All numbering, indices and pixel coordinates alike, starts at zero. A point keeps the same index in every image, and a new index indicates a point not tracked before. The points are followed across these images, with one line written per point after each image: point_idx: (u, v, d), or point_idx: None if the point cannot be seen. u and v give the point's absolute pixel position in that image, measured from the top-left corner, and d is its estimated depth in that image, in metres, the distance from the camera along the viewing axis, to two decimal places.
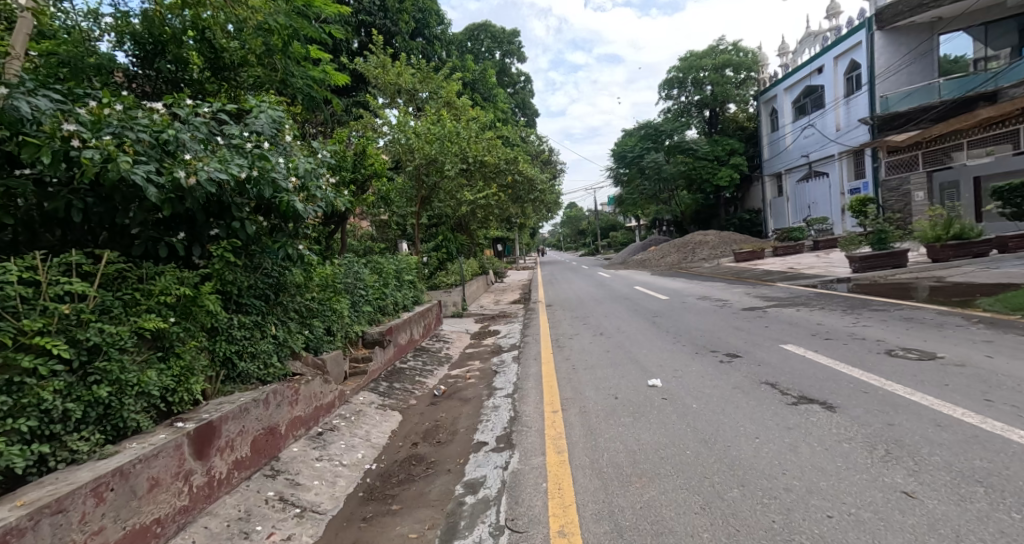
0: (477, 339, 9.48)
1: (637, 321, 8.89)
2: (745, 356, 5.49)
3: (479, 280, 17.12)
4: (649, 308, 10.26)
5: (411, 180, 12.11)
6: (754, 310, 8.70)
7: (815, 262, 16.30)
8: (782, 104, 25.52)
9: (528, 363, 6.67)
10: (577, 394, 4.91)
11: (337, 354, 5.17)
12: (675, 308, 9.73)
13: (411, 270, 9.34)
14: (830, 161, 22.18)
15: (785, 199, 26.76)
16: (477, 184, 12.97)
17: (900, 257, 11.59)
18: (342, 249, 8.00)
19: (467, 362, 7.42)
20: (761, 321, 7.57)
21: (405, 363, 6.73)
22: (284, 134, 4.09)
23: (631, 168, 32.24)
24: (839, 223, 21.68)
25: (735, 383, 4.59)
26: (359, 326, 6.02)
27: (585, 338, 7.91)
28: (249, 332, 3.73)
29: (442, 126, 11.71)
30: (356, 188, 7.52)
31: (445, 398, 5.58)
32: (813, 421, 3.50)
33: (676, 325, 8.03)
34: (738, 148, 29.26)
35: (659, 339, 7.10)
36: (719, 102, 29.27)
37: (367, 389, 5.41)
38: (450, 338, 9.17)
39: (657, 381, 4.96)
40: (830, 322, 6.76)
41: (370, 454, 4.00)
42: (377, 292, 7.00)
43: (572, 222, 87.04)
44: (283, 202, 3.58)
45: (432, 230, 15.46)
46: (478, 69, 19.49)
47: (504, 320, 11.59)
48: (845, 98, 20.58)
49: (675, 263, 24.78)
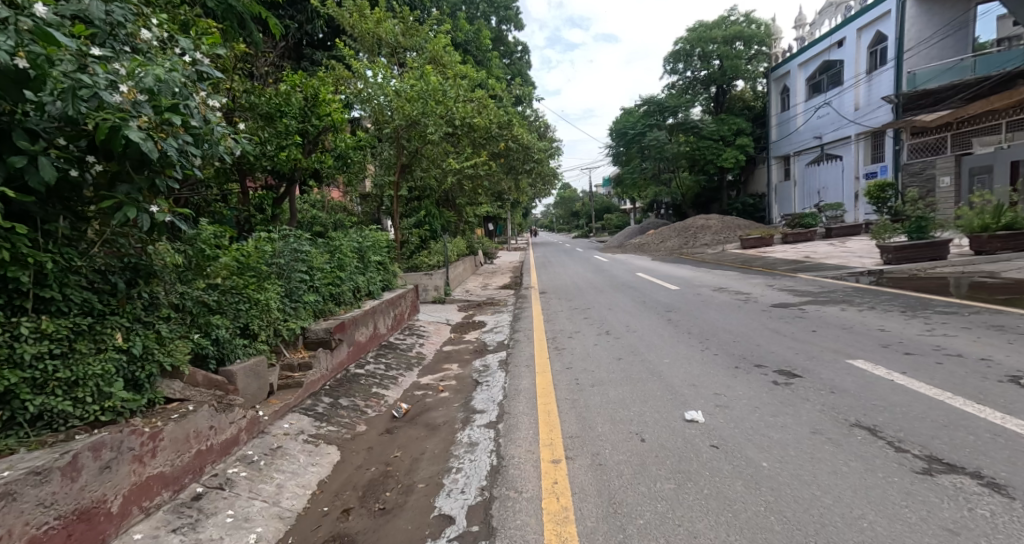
0: (458, 332, 8.10)
1: (649, 316, 7.53)
2: (808, 376, 4.12)
3: (467, 261, 15.71)
4: (660, 300, 8.90)
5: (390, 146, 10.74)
6: (788, 306, 7.35)
7: (833, 251, 15.01)
8: (795, 80, 24.09)
9: (518, 371, 5.28)
10: (586, 430, 3.52)
11: (255, 365, 3.75)
12: (691, 302, 8.38)
13: (380, 247, 7.91)
14: (845, 143, 20.84)
15: (792, 184, 25.42)
16: (465, 150, 11.42)
17: (940, 248, 10.24)
18: (291, 220, 6.51)
19: (443, 364, 6.03)
20: (803, 322, 6.22)
21: (361, 368, 5.32)
22: (139, 29, 2.65)
23: (631, 147, 30.67)
24: (852, 210, 20.38)
25: (810, 423, 3.22)
26: (299, 323, 4.61)
27: (588, 336, 6.54)
28: (65, 345, 2.29)
29: (426, 82, 10.20)
30: (313, 141, 6.10)
31: (406, 423, 4.17)
32: (985, 517, 2.12)
33: (697, 324, 6.67)
34: (745, 128, 27.82)
35: (680, 343, 5.73)
36: (727, 78, 27.71)
37: (298, 409, 4.00)
38: (426, 331, 7.77)
39: (698, 415, 3.56)
40: (896, 327, 5.43)
41: (269, 535, 2.54)
42: (327, 275, 5.57)
43: (566, 203, 85.31)
44: (106, 129, 2.09)
45: (414, 203, 13.93)
46: (471, 29, 17.72)
47: (491, 309, 10.21)
48: (867, 74, 19.19)
49: (675, 248, 23.49)
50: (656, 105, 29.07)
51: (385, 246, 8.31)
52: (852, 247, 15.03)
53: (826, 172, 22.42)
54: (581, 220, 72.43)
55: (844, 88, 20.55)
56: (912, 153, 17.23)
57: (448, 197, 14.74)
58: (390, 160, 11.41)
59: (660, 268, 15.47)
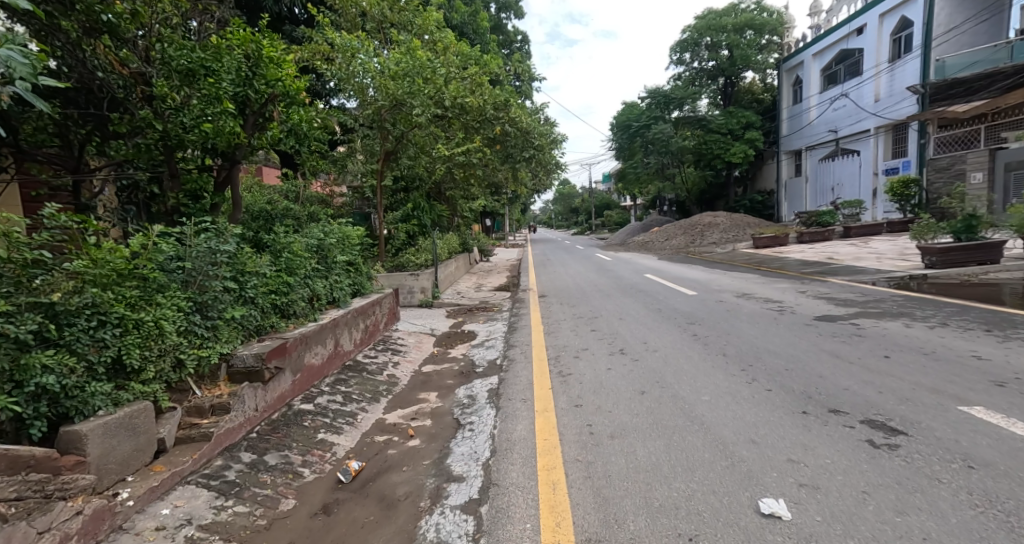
0: (443, 346, 6.92)
1: (668, 330, 6.39)
2: (917, 433, 2.94)
3: (461, 259, 14.56)
4: (678, 309, 7.76)
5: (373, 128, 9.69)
6: (834, 320, 6.19)
7: (857, 252, 13.87)
8: (808, 72, 22.99)
9: (512, 409, 4.10)
10: (612, 530, 2.35)
11: (131, 418, 2.63)
12: (715, 313, 7.23)
13: (350, 245, 6.73)
14: (863, 137, 19.70)
15: (803, 180, 24.33)
16: (456, 135, 10.26)
17: (995, 251, 9.15)
18: (233, 211, 5.22)
19: (420, 393, 4.85)
20: (864, 341, 5.04)
21: (310, 403, 4.14)
22: None
23: (634, 140, 29.49)
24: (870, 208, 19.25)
25: (967, 535, 2.06)
26: (218, 348, 3.43)
27: (598, 357, 5.36)
28: None
29: (413, 57, 9.02)
30: (256, 113, 4.88)
31: (355, 494, 2.99)
32: None
33: (731, 343, 5.50)
34: (755, 121, 26.66)
35: (716, 370, 4.57)
36: (736, 68, 26.58)
37: (197, 477, 2.80)
38: (405, 345, 6.60)
39: (777, 506, 2.39)
40: (996, 355, 4.27)
41: None
42: (266, 281, 4.39)
43: (565, 199, 84.13)
44: None
45: (400, 195, 12.72)
46: (466, 10, 16.44)
47: (484, 316, 9.06)
48: (889, 63, 18.06)
49: (681, 247, 22.36)
50: (662, 97, 27.94)
51: (358, 243, 7.13)
52: (878, 248, 13.88)
53: (842, 167, 21.30)
54: (580, 217, 71.23)
55: (863, 79, 19.43)
56: (939, 148, 16.12)
57: (439, 188, 13.56)
58: (374, 147, 10.32)
59: (668, 269, 14.32)
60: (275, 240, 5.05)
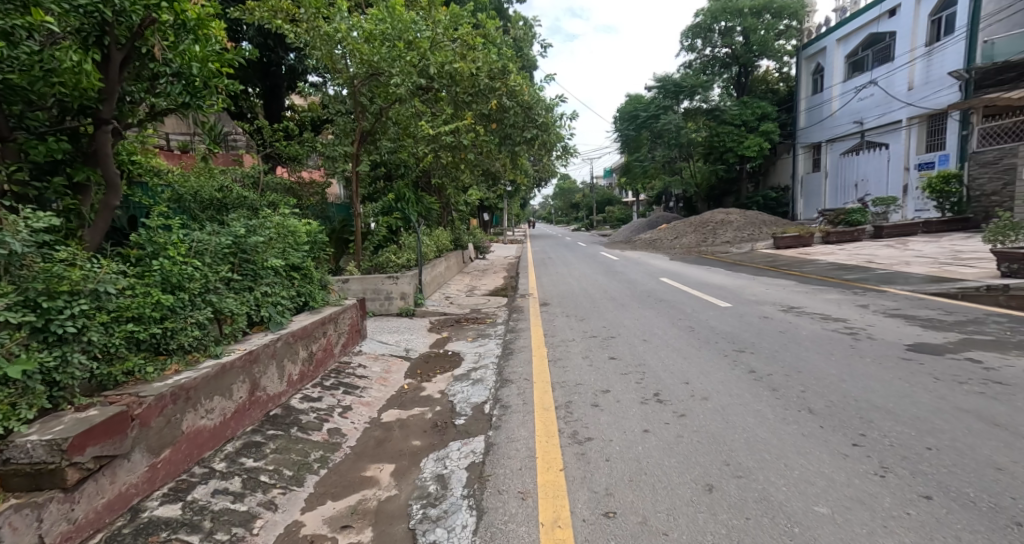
0: (418, 376, 5.39)
1: (712, 362, 4.84)
2: None
3: (453, 258, 13.09)
4: (715, 329, 6.24)
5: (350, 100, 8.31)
6: (939, 352, 4.65)
7: (897, 255, 12.38)
8: (831, 58, 21.88)
9: (505, 520, 2.57)
10: None
11: None
12: (767, 335, 5.71)
13: (296, 247, 5.13)
14: (893, 129, 18.31)
15: (822, 175, 23.16)
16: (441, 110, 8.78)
17: None
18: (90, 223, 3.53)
19: (369, 470, 3.31)
20: (1018, 394, 3.49)
21: (176, 504, 2.56)
22: None
23: (641, 131, 28.16)
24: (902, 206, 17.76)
25: None
26: None
27: (628, 411, 3.83)
28: None
29: (394, 15, 7.57)
30: (127, 46, 3.24)
31: None
32: None
33: (812, 388, 3.96)
34: (770, 113, 25.25)
35: (815, 443, 3.01)
36: (752, 55, 25.23)
37: None
38: (366, 377, 5.07)
39: None
40: None
41: None
42: (115, 306, 2.79)
43: (566, 194, 82.76)
44: None
45: (383, 184, 11.26)
46: None
47: (474, 329, 7.58)
48: (926, 47, 16.70)
49: (691, 246, 20.99)
50: (672, 85, 26.60)
51: (310, 239, 5.57)
52: (922, 251, 12.35)
53: (868, 162, 19.95)
54: (581, 212, 69.71)
55: (895, 66, 18.05)
56: (983, 140, 14.67)
57: (428, 176, 12.09)
58: (349, 126, 8.89)
59: (685, 271, 12.81)
60: (150, 236, 3.40)
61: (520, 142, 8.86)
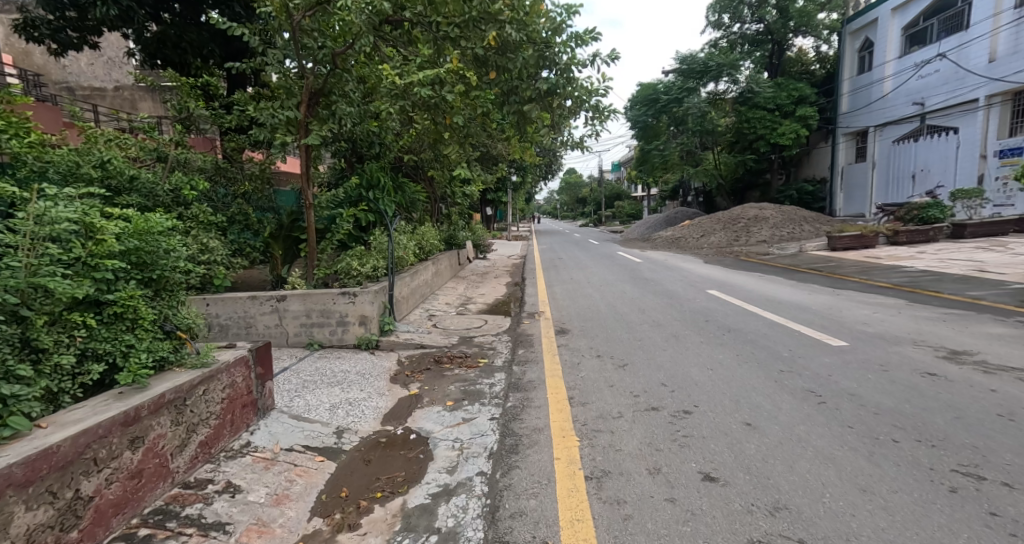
0: (351, 507, 2.85)
1: (942, 522, 2.29)
2: None
3: (443, 262, 10.58)
4: (862, 403, 3.64)
5: (294, 32, 6.04)
6: None
7: (1006, 262, 9.89)
8: (884, 31, 19.83)
9: None
10: None
11: None
12: (988, 427, 3.12)
13: (90, 266, 2.62)
14: (966, 110, 16.20)
15: (868, 166, 21.07)
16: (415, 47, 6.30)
17: None
18: None
19: None
20: None
21: None
22: None
23: (662, 117, 25.94)
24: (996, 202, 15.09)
25: None
26: None
27: None
28: None
29: None
30: None
31: None
32: None
33: None
34: (808, 95, 23.01)
35: None
36: (788, 30, 23.26)
37: None
38: (229, 530, 2.52)
39: None
40: None
41: None
42: None
43: (572, 190, 80.25)
44: None
45: (350, 167, 8.79)
46: None
47: (460, 380, 5.06)
48: (1014, 11, 14.56)
49: (722, 245, 18.57)
50: (697, 65, 24.37)
51: (154, 239, 2.98)
52: None
53: (929, 149, 17.79)
54: (587, 208, 67.11)
55: (970, 36, 15.94)
56: None
57: (414, 153, 9.74)
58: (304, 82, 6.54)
59: (734, 280, 10.22)
60: None
61: (528, 99, 5.79)
